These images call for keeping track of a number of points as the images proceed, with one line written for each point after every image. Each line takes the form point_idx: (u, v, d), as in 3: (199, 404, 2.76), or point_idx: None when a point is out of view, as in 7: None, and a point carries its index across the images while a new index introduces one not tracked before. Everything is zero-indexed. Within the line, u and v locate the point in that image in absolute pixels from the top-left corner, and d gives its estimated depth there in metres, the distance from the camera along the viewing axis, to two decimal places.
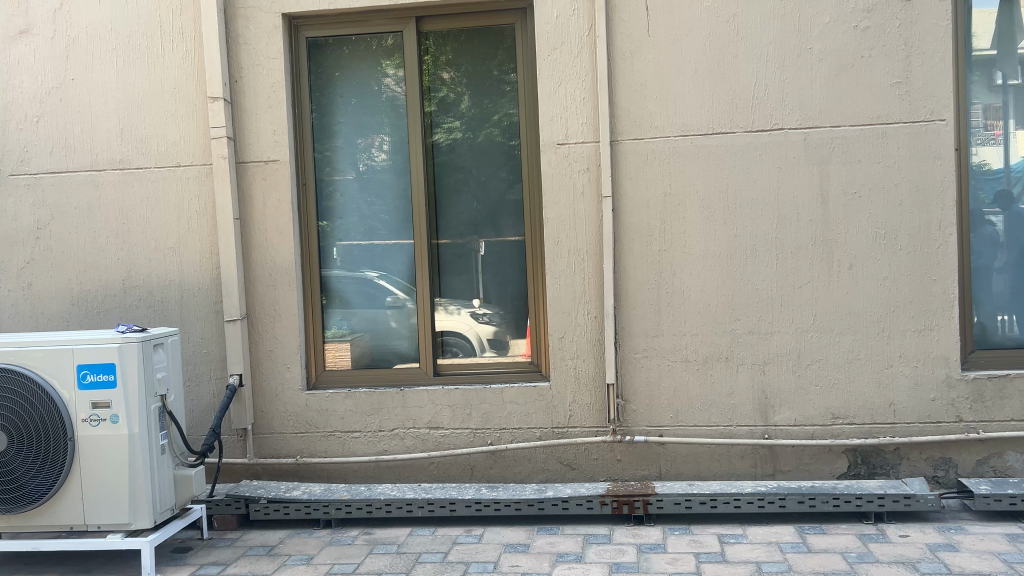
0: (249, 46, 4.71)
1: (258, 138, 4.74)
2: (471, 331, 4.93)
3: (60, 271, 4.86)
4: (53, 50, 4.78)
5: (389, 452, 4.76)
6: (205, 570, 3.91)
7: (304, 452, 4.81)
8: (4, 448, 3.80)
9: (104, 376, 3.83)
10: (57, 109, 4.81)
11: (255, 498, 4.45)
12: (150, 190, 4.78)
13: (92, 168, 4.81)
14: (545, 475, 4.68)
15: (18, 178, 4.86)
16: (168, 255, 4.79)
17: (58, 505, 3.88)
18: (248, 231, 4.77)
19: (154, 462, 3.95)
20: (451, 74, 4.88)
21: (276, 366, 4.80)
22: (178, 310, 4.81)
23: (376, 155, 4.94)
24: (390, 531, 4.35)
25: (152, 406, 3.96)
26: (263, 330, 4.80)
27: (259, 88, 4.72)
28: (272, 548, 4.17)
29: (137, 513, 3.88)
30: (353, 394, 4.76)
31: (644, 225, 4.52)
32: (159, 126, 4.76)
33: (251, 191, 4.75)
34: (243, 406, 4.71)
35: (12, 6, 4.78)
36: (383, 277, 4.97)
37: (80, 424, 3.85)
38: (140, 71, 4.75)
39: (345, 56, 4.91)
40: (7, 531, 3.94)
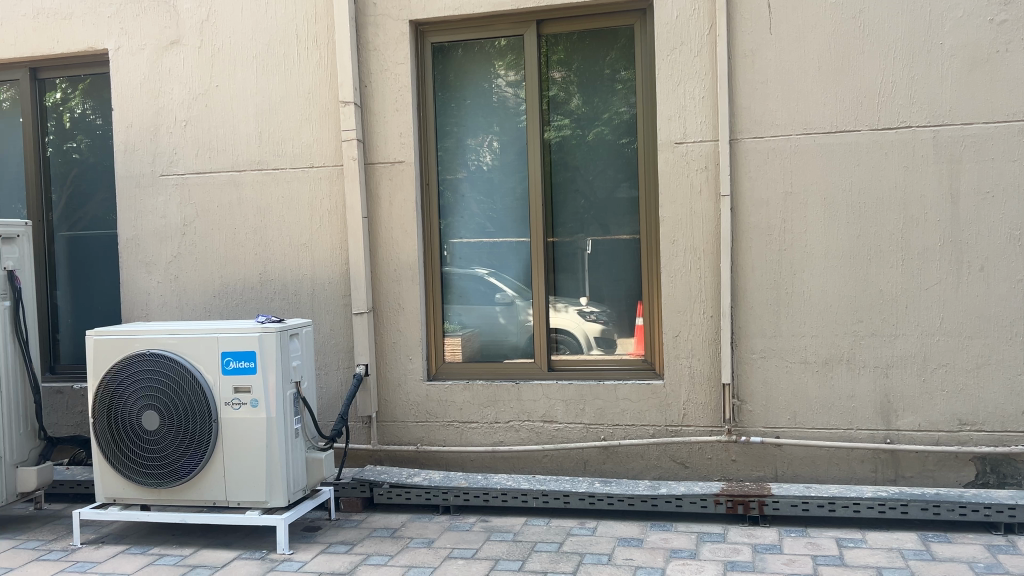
0: (379, 51, 4.95)
1: (385, 140, 4.97)
2: (579, 329, 5.01)
3: (203, 265, 5.22)
4: (200, 59, 5.14)
5: (505, 443, 4.90)
6: (334, 548, 4.14)
7: (424, 441, 5.01)
8: (156, 427, 4.15)
9: (245, 363, 4.11)
10: (202, 115, 5.17)
11: (379, 482, 4.68)
12: (286, 190, 5.08)
13: (234, 169, 5.15)
14: (658, 472, 4.72)
15: (167, 179, 5.25)
16: (301, 251, 5.08)
17: (203, 481, 4.19)
18: (375, 228, 5.00)
19: (289, 444, 4.21)
20: (563, 73, 4.98)
21: (399, 357, 5.02)
22: (310, 303, 5.09)
23: (485, 155, 5.10)
24: (506, 520, 4.49)
25: (288, 392, 4.22)
26: (388, 323, 5.02)
27: (387, 93, 4.95)
28: (395, 531, 4.37)
29: (273, 491, 4.15)
30: (471, 386, 4.93)
31: (764, 224, 4.50)
32: (295, 130, 5.05)
33: (378, 191, 4.99)
34: (368, 395, 4.94)
35: (164, 19, 5.17)
36: (495, 274, 5.11)
37: (224, 407, 4.15)
38: (278, 77, 5.05)
39: (463, 58, 5.08)
40: (158, 504, 4.28)
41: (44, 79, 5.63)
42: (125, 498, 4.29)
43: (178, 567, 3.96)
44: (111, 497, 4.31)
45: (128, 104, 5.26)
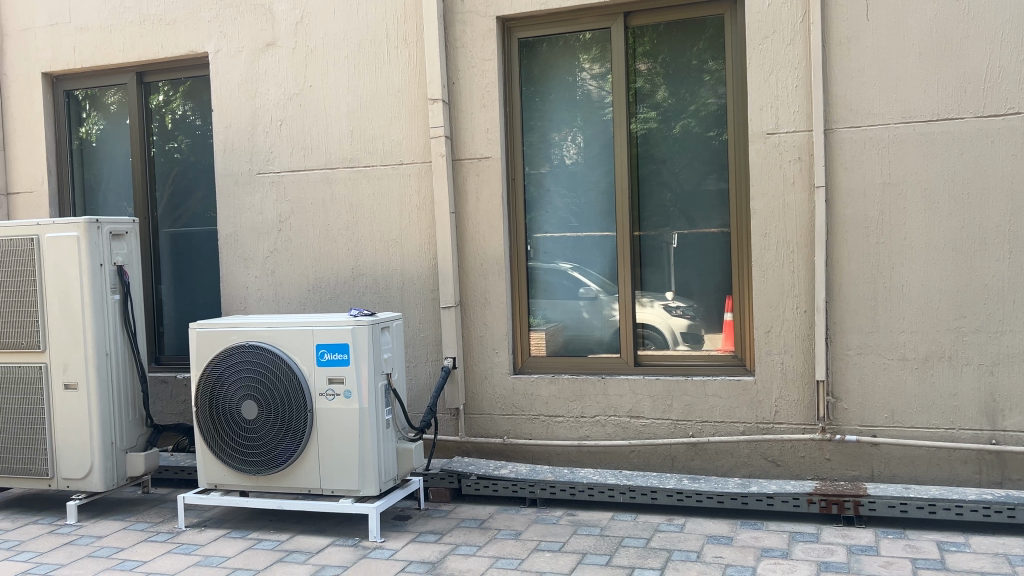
0: (466, 48, 5.00)
1: (473, 137, 5.02)
2: (664, 324, 4.96)
3: (297, 261, 5.38)
4: (294, 60, 5.29)
5: (591, 438, 4.90)
6: (424, 537, 4.22)
7: (510, 434, 5.05)
8: (255, 417, 4.32)
9: (339, 355, 4.23)
10: (297, 114, 5.32)
11: (467, 474, 4.74)
12: (376, 186, 5.19)
13: (326, 167, 5.29)
14: (749, 470, 4.64)
15: (264, 177, 5.43)
16: (391, 246, 5.18)
17: (299, 469, 4.33)
18: (463, 224, 5.06)
19: (381, 434, 4.31)
20: (649, 65, 4.93)
21: (486, 351, 5.07)
22: (399, 296, 5.18)
23: (570, 150, 5.09)
24: (593, 514, 4.49)
25: (379, 383, 4.31)
26: (475, 317, 5.08)
27: (475, 89, 5.00)
28: (483, 522, 4.42)
29: (365, 480, 4.25)
30: (557, 381, 4.95)
31: (861, 216, 4.36)
32: (385, 127, 5.15)
33: (465, 186, 5.04)
34: (456, 387, 5.01)
35: (261, 21, 5.34)
36: (579, 269, 5.10)
37: (318, 397, 4.27)
38: (370, 76, 5.15)
39: (548, 53, 5.09)
40: (256, 490, 4.44)
41: (148, 82, 5.89)
42: (225, 484, 4.47)
43: (276, 552, 4.10)
44: (213, 482, 4.50)
45: (227, 105, 5.46)
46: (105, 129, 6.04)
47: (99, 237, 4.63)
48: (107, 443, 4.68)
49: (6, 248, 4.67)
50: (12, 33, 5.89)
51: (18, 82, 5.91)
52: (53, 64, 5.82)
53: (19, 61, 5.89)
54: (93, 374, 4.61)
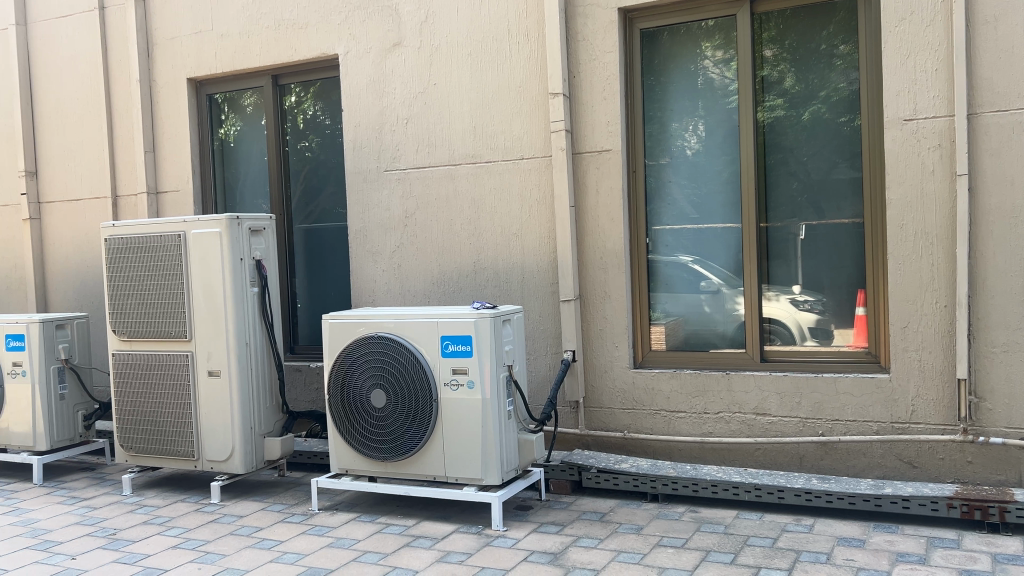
0: (588, 41, 4.99)
1: (593, 129, 5.01)
2: (791, 319, 4.81)
3: (423, 254, 5.52)
4: (419, 59, 5.43)
5: (714, 435, 4.82)
6: (546, 528, 4.26)
7: (631, 428, 5.03)
8: (383, 405, 4.47)
9: (463, 347, 4.32)
10: (422, 112, 5.46)
11: (587, 467, 4.75)
12: (498, 181, 5.26)
13: (449, 163, 5.40)
14: (882, 471, 4.45)
15: (391, 173, 5.59)
16: (512, 240, 5.25)
17: (425, 457, 4.45)
18: (583, 217, 5.06)
19: (503, 425, 4.37)
20: (775, 51, 4.80)
21: (606, 344, 5.06)
22: (520, 290, 5.24)
23: (691, 139, 5.02)
24: (716, 512, 4.41)
25: (501, 374, 4.38)
26: (595, 311, 5.07)
27: (596, 82, 4.99)
28: (604, 515, 4.42)
29: (488, 469, 4.33)
30: (679, 375, 4.89)
31: (1009, 205, 4.10)
32: (507, 122, 5.21)
33: (586, 178, 5.04)
34: (576, 380, 5.02)
35: (388, 22, 5.50)
36: (700, 262, 5.02)
37: (442, 387, 4.38)
38: (492, 72, 5.23)
39: (670, 43, 5.02)
40: (383, 475, 4.59)
41: (283, 85, 6.17)
42: (355, 469, 4.65)
43: (403, 536, 4.23)
44: (344, 467, 4.69)
45: (356, 104, 5.66)
46: (243, 130, 6.37)
47: (239, 232, 4.90)
48: (246, 427, 4.95)
49: (156, 243, 5.00)
50: (161, 42, 6.29)
51: (166, 88, 6.30)
52: (198, 70, 6.18)
53: (168, 68, 6.28)
54: (235, 362, 4.89)
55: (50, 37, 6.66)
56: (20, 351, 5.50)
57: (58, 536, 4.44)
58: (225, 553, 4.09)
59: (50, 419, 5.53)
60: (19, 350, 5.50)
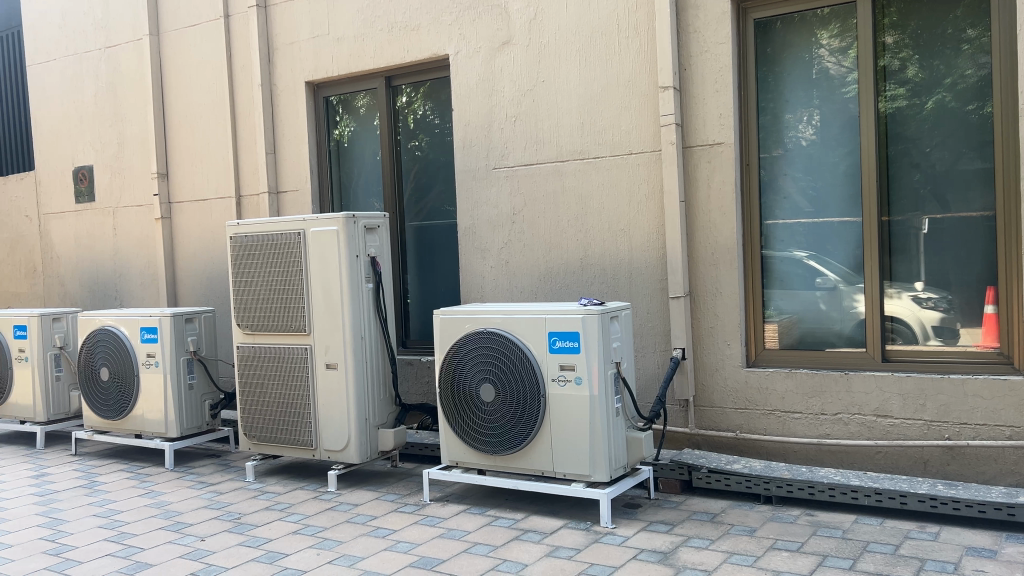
0: (699, 33, 4.90)
1: (705, 123, 4.92)
2: (914, 318, 4.59)
3: (530, 250, 5.55)
4: (528, 57, 5.46)
5: (831, 437, 4.66)
6: (656, 527, 4.22)
7: (744, 428, 4.92)
8: (492, 399, 4.54)
9: (570, 343, 4.33)
10: (531, 109, 5.49)
11: (698, 466, 4.67)
12: (606, 177, 5.24)
13: (557, 159, 5.41)
14: (1015, 479, 4.20)
15: (500, 171, 5.65)
16: (620, 236, 5.21)
17: (534, 451, 4.48)
18: (694, 212, 4.98)
19: (611, 421, 4.36)
20: (895, 37, 4.59)
21: (717, 341, 4.97)
22: (628, 286, 5.20)
23: (805, 130, 4.87)
24: (834, 516, 4.27)
25: (610, 371, 4.36)
26: (706, 308, 4.99)
27: (708, 74, 4.90)
28: (715, 516, 4.35)
29: (596, 466, 4.32)
30: (794, 375, 4.75)
31: None
32: (615, 117, 5.18)
33: (697, 173, 4.96)
34: (686, 378, 4.94)
35: (498, 21, 5.56)
36: (816, 257, 4.86)
37: (550, 382, 4.40)
38: (600, 67, 5.21)
39: (784, 33, 4.88)
40: (493, 469, 4.65)
41: (396, 86, 6.32)
42: (465, 462, 4.73)
43: (512, 530, 4.28)
44: (454, 460, 4.77)
45: (466, 103, 5.75)
46: (357, 130, 6.56)
47: (355, 230, 5.06)
48: (362, 418, 5.10)
49: (278, 240, 5.22)
50: (281, 48, 6.55)
51: (286, 92, 6.56)
52: (315, 73, 6.40)
53: (288, 72, 6.54)
54: (350, 355, 5.05)
55: (180, 46, 7.03)
56: (154, 342, 5.84)
57: (188, 518, 4.70)
58: (341, 540, 4.24)
59: (180, 407, 5.84)
60: (152, 342, 5.84)
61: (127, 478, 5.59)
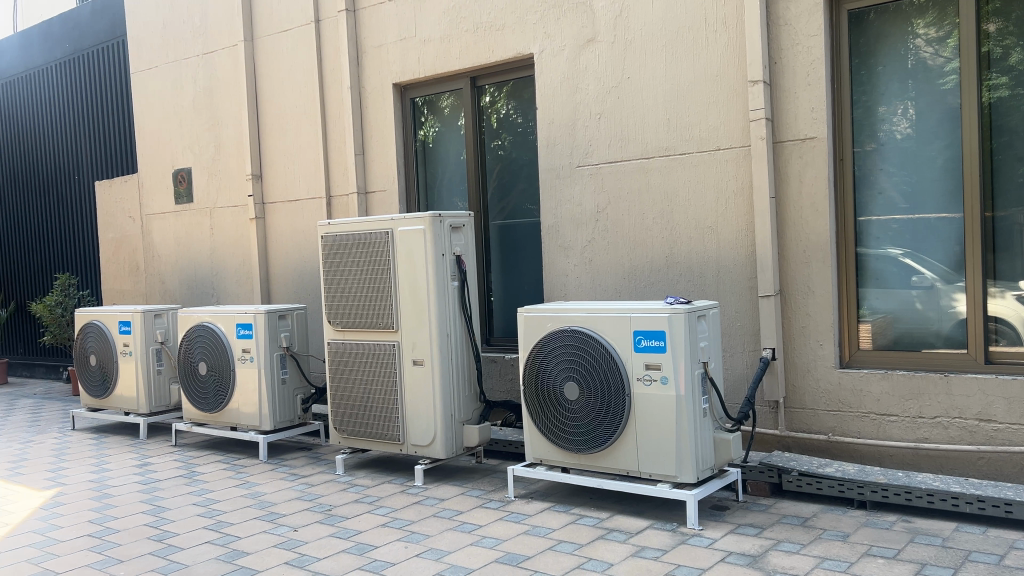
0: (790, 25, 4.79)
1: (796, 117, 4.80)
2: (1018, 318, 4.38)
3: (615, 248, 5.52)
4: (613, 55, 5.43)
5: (930, 441, 4.50)
6: (744, 529, 4.15)
7: (836, 431, 4.79)
8: (577, 398, 4.53)
9: (656, 342, 4.28)
10: (616, 106, 5.46)
11: (788, 469, 4.57)
12: (693, 174, 5.17)
13: (643, 156, 5.37)
14: None
15: (584, 169, 5.64)
16: (707, 233, 5.13)
17: (619, 451, 4.46)
18: (784, 209, 4.87)
19: (698, 422, 4.30)
20: (997, 25, 4.40)
21: (809, 342, 4.85)
22: (715, 285, 5.12)
23: (900, 124, 4.70)
24: (932, 523, 4.11)
25: (697, 371, 4.30)
26: (797, 307, 4.87)
27: (799, 67, 4.78)
28: (806, 520, 4.24)
29: (683, 467, 4.27)
30: (890, 376, 4.60)
31: None
32: (703, 113, 5.11)
33: (787, 168, 4.85)
34: (776, 379, 4.84)
35: (583, 19, 5.55)
36: (912, 255, 4.68)
37: (636, 382, 4.37)
38: (687, 62, 5.14)
39: (878, 23, 4.73)
40: (579, 467, 4.65)
41: (480, 86, 6.38)
42: (550, 460, 4.74)
43: (598, 529, 4.27)
44: (539, 458, 4.79)
45: (550, 102, 5.76)
46: (441, 131, 6.64)
47: (441, 229, 5.13)
48: (448, 415, 5.17)
49: (366, 240, 5.33)
50: (369, 51, 6.69)
51: (374, 94, 6.70)
52: (402, 75, 6.52)
53: (375, 75, 6.67)
54: (436, 352, 5.12)
55: (273, 52, 7.25)
56: (249, 338, 6.06)
57: (281, 508, 4.86)
58: (429, 534, 4.31)
59: (273, 401, 6.03)
60: (248, 337, 6.06)
61: (223, 469, 5.81)
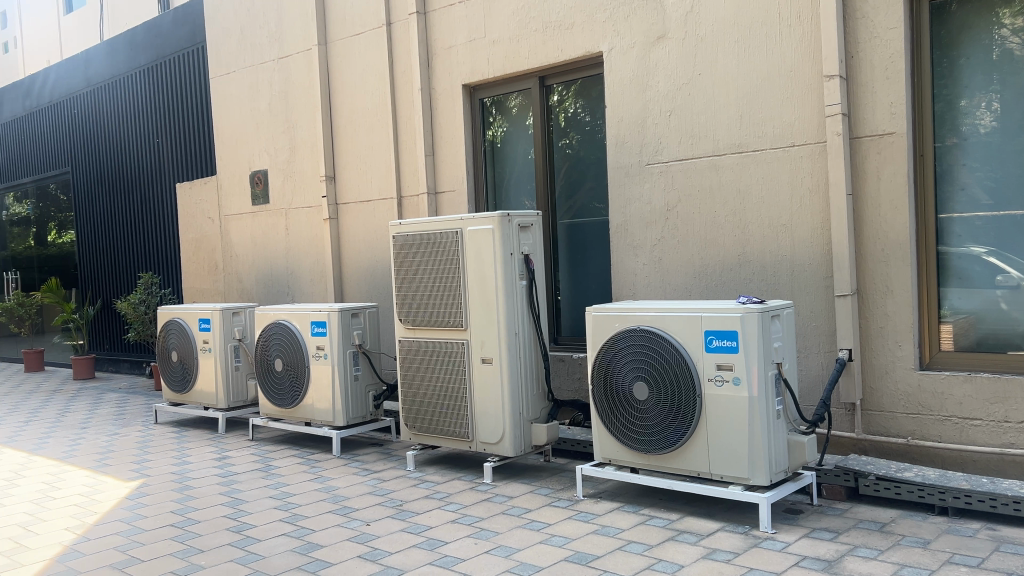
0: (867, 18, 4.67)
1: (874, 112, 4.68)
2: None
3: (685, 247, 5.47)
4: (683, 51, 5.38)
5: (1016, 446, 4.33)
6: (819, 534, 4.07)
7: (916, 434, 4.65)
8: (646, 399, 4.51)
9: (728, 342, 4.23)
10: (686, 104, 5.40)
11: (865, 473, 4.45)
12: (766, 171, 5.08)
13: (714, 154, 5.30)
14: None
15: (654, 167, 5.59)
16: (781, 232, 5.04)
17: (690, 452, 4.42)
18: (861, 207, 4.75)
19: (771, 424, 4.23)
20: None
21: (887, 343, 4.72)
22: (789, 284, 5.03)
23: (984, 117, 4.54)
24: (1018, 532, 3.96)
25: (770, 372, 4.23)
26: (874, 307, 4.75)
27: (877, 61, 4.65)
28: (884, 526, 4.13)
29: (755, 469, 4.20)
30: (973, 379, 4.44)
31: None
32: (776, 110, 5.02)
33: (865, 165, 4.73)
34: (852, 381, 4.72)
35: (652, 16, 5.51)
36: (997, 254, 4.51)
37: (707, 382, 4.32)
38: (760, 58, 5.06)
39: (961, 13, 4.58)
40: (648, 468, 4.62)
41: (549, 85, 6.38)
42: (619, 460, 4.72)
43: (668, 530, 4.24)
44: (608, 458, 4.77)
45: (619, 100, 5.73)
46: (510, 131, 6.67)
47: (510, 229, 5.16)
48: (517, 413, 5.19)
49: (436, 239, 5.40)
50: (439, 52, 6.76)
51: (443, 95, 6.77)
52: (471, 76, 6.57)
53: (445, 76, 6.74)
54: (505, 350, 5.15)
55: (346, 55, 7.39)
56: (323, 336, 6.20)
57: (354, 503, 4.95)
58: (498, 531, 4.33)
59: (346, 398, 6.15)
60: (322, 335, 6.20)
61: (298, 463, 5.95)
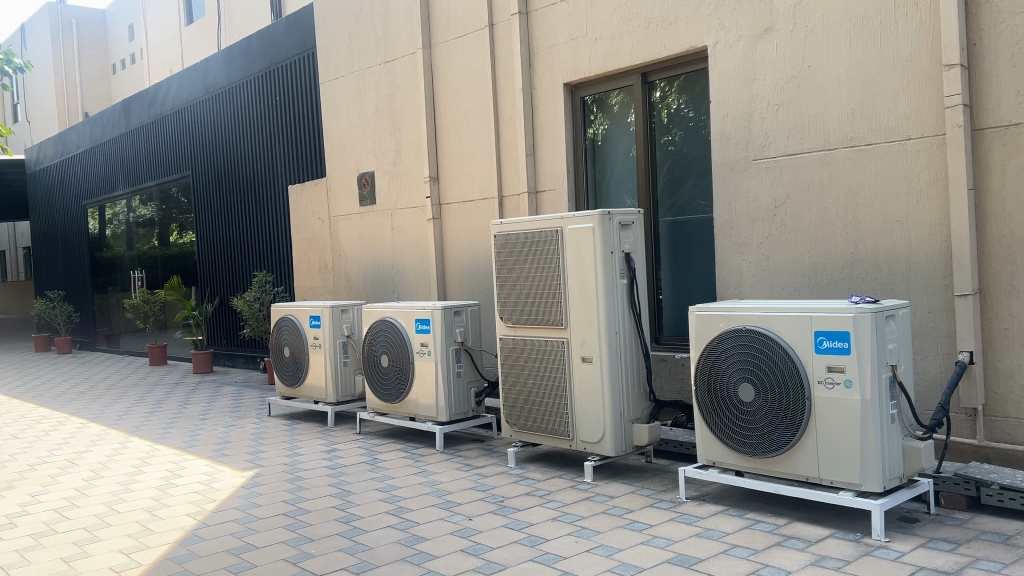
0: (992, 3, 4.43)
1: (999, 102, 4.43)
2: None
3: (793, 245, 5.32)
4: (792, 43, 5.23)
5: None
6: (937, 544, 3.89)
7: None
8: (752, 400, 4.41)
9: (840, 343, 4.09)
10: (795, 97, 5.25)
11: (987, 482, 4.21)
12: (879, 166, 4.90)
13: (824, 148, 5.14)
14: None
15: (760, 162, 5.47)
16: (896, 229, 4.84)
17: (798, 456, 4.30)
18: (984, 202, 4.51)
19: (885, 429, 4.06)
20: None
21: (1013, 345, 4.47)
22: (905, 283, 4.82)
23: None
24: None
25: (884, 374, 4.07)
26: (998, 307, 4.50)
27: (1003, 48, 4.41)
28: (1009, 538, 3.92)
29: (867, 475, 4.05)
30: None
31: None
32: (891, 101, 4.82)
33: (988, 158, 4.49)
34: (974, 385, 4.49)
35: (759, 8, 5.37)
36: None
37: (816, 385, 4.19)
38: (874, 48, 4.87)
39: None
40: (754, 471, 4.52)
41: (651, 81, 6.32)
42: (723, 462, 4.63)
43: (774, 535, 4.14)
44: (711, 459, 4.69)
45: (724, 95, 5.62)
46: (610, 128, 6.64)
47: (611, 227, 5.14)
48: (618, 413, 5.16)
49: (537, 238, 5.43)
50: (541, 51, 6.79)
51: (545, 94, 6.79)
52: (572, 75, 6.58)
53: (547, 75, 6.77)
54: (607, 349, 5.13)
55: (449, 57, 7.52)
56: (427, 333, 6.33)
57: (457, 498, 5.03)
58: (600, 530, 4.33)
59: (449, 394, 6.25)
60: (425, 332, 6.34)
61: (404, 458, 6.09)
